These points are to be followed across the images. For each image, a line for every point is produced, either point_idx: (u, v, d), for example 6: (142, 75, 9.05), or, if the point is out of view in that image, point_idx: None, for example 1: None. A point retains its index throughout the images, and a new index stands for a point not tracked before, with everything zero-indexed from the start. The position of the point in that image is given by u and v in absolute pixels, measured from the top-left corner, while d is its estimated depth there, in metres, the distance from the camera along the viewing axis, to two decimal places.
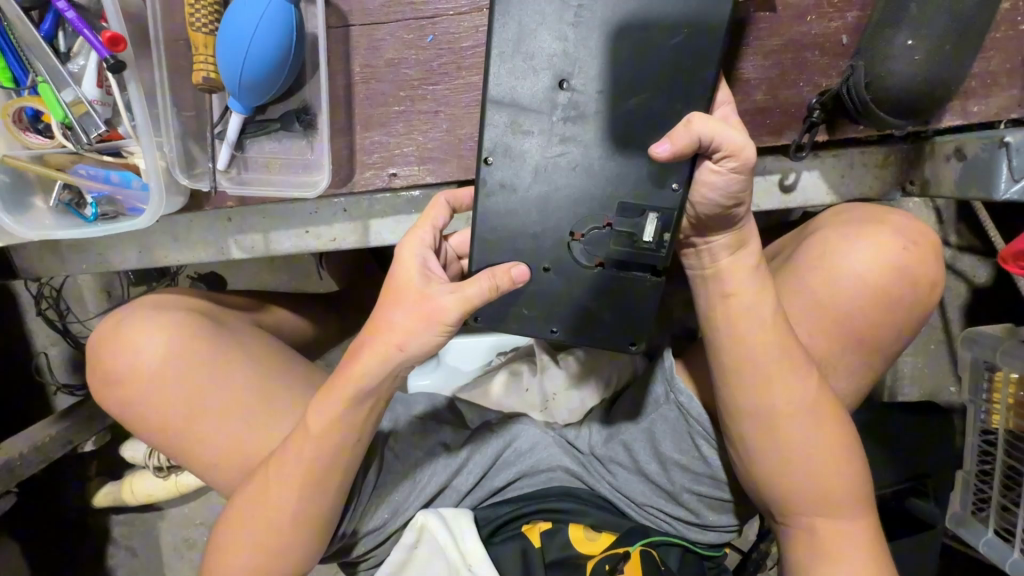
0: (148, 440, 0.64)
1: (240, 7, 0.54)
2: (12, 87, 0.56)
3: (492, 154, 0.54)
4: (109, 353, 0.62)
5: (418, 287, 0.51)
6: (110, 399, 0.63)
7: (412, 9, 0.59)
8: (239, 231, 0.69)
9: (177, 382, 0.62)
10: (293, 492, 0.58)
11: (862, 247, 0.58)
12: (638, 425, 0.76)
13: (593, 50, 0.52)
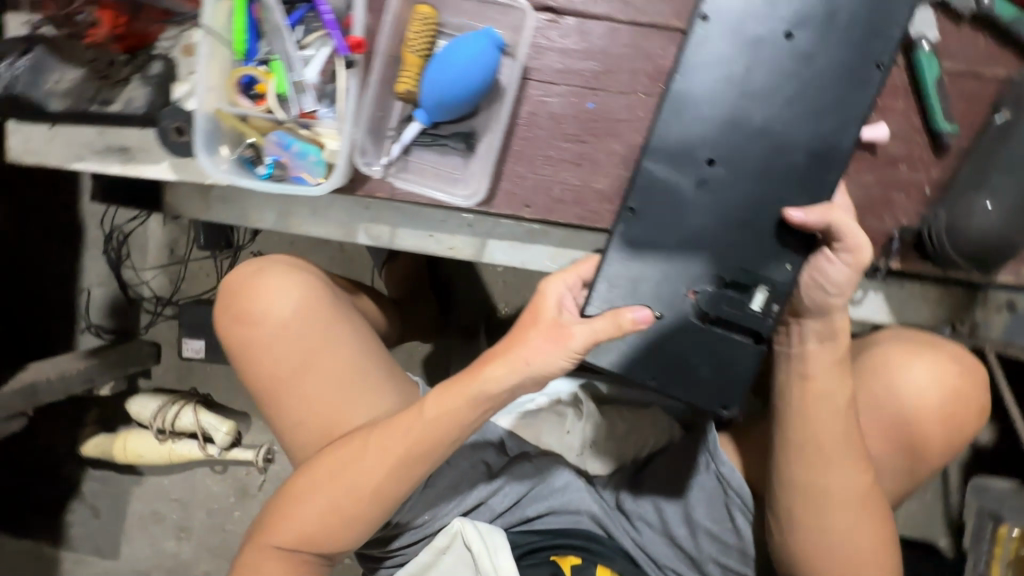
0: (250, 383, 0.69)
1: (459, 46, 0.64)
2: (242, 58, 0.66)
3: (639, 199, 0.64)
4: (250, 294, 0.68)
5: (553, 316, 0.60)
6: (234, 334, 0.68)
7: (582, 78, 0.70)
8: (371, 219, 0.77)
9: (298, 340, 0.67)
10: (383, 465, 0.63)
11: (928, 365, 0.65)
12: (672, 489, 0.82)
13: (743, 137, 0.63)
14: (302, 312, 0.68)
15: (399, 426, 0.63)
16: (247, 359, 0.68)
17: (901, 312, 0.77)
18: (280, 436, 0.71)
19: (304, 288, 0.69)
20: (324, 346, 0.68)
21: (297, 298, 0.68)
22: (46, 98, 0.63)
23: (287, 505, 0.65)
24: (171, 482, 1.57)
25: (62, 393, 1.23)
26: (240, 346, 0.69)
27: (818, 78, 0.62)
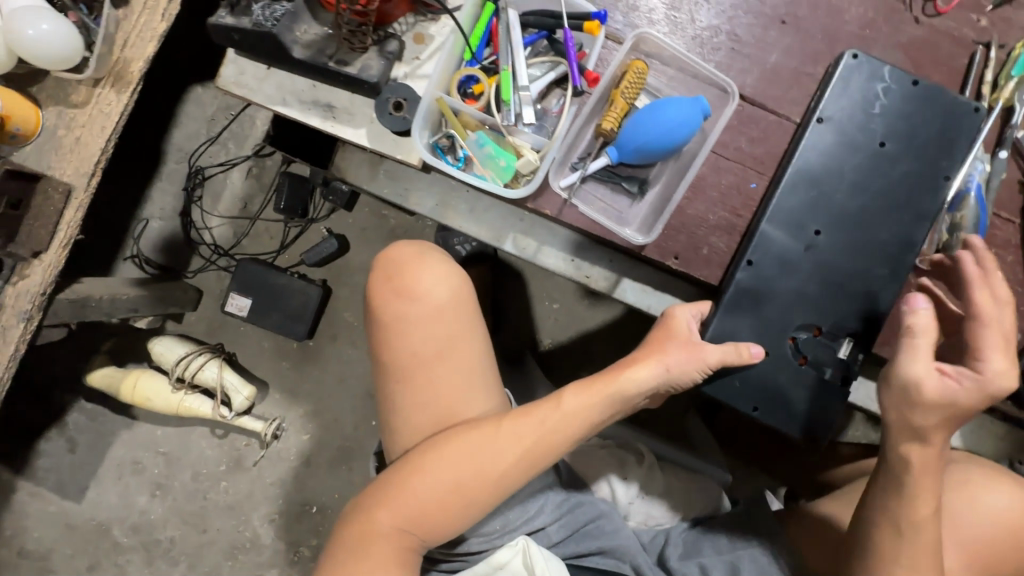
0: (390, 350, 0.73)
1: (671, 103, 0.70)
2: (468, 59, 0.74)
3: (754, 257, 0.74)
4: (412, 270, 0.74)
5: (686, 337, 0.69)
6: (387, 303, 0.73)
7: (752, 160, 0.78)
8: (522, 232, 0.82)
9: (449, 318, 0.73)
10: (512, 450, 0.66)
11: (997, 494, 0.72)
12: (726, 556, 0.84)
13: (839, 216, 0.75)
14: (455, 295, 0.74)
15: (533, 417, 0.67)
16: (393, 329, 0.73)
17: (967, 438, 0.84)
18: (397, 410, 0.74)
19: (459, 273, 0.76)
20: (467, 330, 0.73)
21: (454, 282, 0.75)
22: (292, 43, 0.67)
23: (407, 473, 0.67)
24: (163, 435, 1.49)
25: (106, 315, 1.18)
26: (388, 316, 0.73)
27: (902, 178, 0.74)
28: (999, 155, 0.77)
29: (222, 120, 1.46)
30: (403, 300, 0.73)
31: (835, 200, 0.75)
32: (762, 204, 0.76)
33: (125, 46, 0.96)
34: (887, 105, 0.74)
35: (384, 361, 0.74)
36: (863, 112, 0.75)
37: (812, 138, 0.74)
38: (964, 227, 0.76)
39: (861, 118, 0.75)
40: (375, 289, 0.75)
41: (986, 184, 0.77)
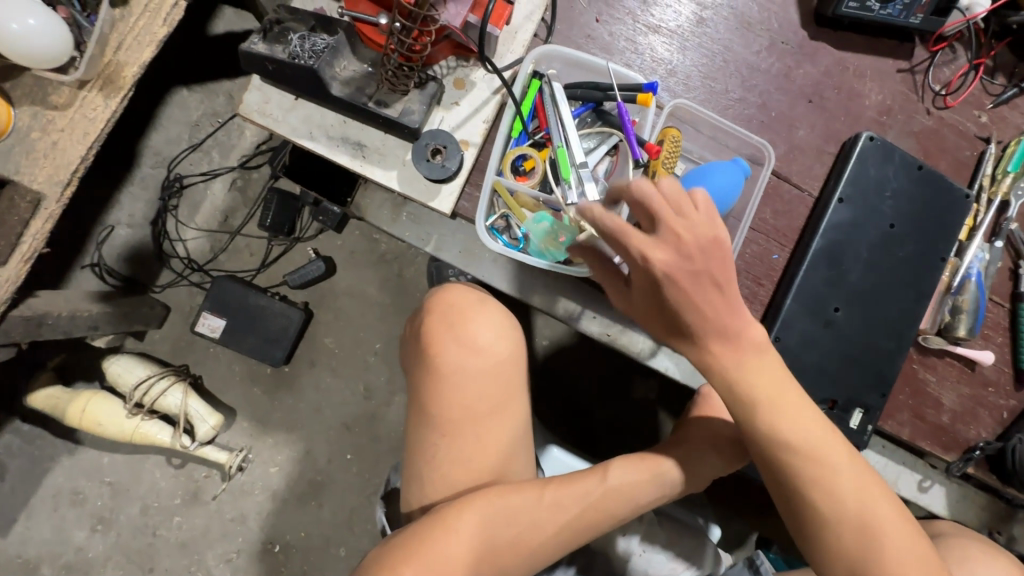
0: (443, 392, 0.74)
1: (713, 172, 0.71)
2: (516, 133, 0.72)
3: (778, 334, 0.77)
4: (473, 321, 0.76)
5: None
6: (446, 349, 0.75)
7: (774, 232, 0.80)
8: (545, 288, 0.80)
9: (505, 375, 0.76)
10: (555, 517, 0.69)
11: (996, 568, 0.74)
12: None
13: (856, 295, 0.78)
14: (513, 358, 0.77)
15: (578, 485, 0.72)
16: (449, 377, 0.75)
17: (954, 508, 0.89)
18: (433, 461, 0.73)
19: (517, 335, 0.79)
20: (521, 394, 0.77)
21: (512, 344, 0.77)
22: (330, 80, 0.64)
23: (442, 528, 0.63)
24: (110, 462, 1.36)
25: (63, 333, 1.06)
26: (445, 362, 0.75)
27: (909, 260, 0.78)
28: (996, 245, 0.82)
29: (208, 126, 1.38)
30: (463, 350, 0.75)
31: (851, 278, 0.78)
32: (784, 279, 0.79)
33: (119, 48, 0.82)
34: (897, 189, 0.78)
35: (433, 402, 0.75)
36: (876, 194, 0.78)
37: (831, 217, 0.77)
38: (965, 310, 0.80)
39: (874, 200, 0.78)
40: (433, 332, 0.76)
41: (985, 271, 0.82)
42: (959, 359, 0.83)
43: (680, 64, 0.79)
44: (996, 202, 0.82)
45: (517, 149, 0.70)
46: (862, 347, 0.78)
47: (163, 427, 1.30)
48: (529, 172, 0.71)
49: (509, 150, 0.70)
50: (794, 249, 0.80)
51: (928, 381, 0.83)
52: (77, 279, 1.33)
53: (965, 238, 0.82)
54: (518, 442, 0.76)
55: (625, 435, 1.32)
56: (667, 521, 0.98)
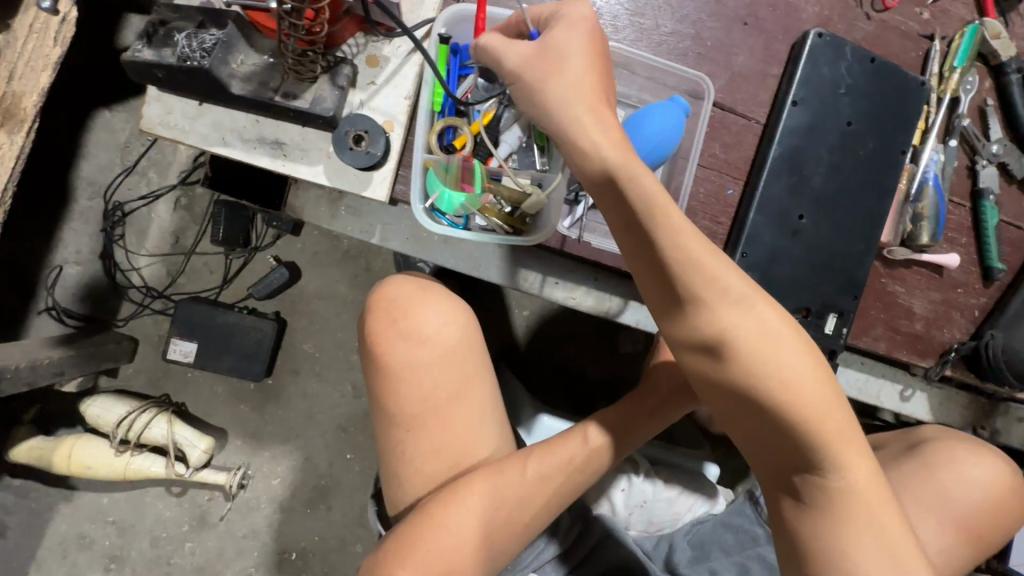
0: (399, 393, 0.72)
1: (652, 113, 0.67)
2: (438, 110, 0.67)
3: (746, 249, 0.75)
4: (417, 314, 0.74)
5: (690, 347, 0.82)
6: (395, 346, 0.73)
7: (725, 167, 0.78)
8: (503, 258, 0.77)
9: (463, 361, 0.74)
10: (542, 487, 0.70)
11: (981, 468, 0.75)
12: (734, 556, 0.91)
13: (810, 203, 0.76)
14: (465, 341, 0.75)
15: (557, 451, 0.73)
16: (404, 374, 0.73)
17: (937, 411, 0.89)
18: (404, 459, 0.73)
19: (466, 315, 0.77)
20: (482, 377, 0.76)
21: (462, 328, 0.75)
22: (228, 78, 0.60)
23: (429, 524, 0.64)
24: (111, 502, 1.34)
25: (26, 385, 1.03)
26: (395, 363, 0.73)
27: (863, 163, 0.77)
28: (950, 145, 0.81)
29: (138, 147, 1.31)
30: (413, 345, 0.73)
31: (812, 184, 0.76)
32: (748, 188, 0.77)
33: (10, 77, 0.68)
34: (852, 84, 0.75)
35: (391, 403, 0.73)
36: (830, 92, 0.75)
37: (787, 121, 0.75)
38: (926, 217, 0.80)
39: (829, 99, 0.75)
40: (379, 332, 0.74)
41: (941, 174, 0.82)
42: (924, 267, 0.83)
43: (604, 4, 0.75)
44: (946, 100, 0.80)
45: (444, 123, 0.66)
46: (829, 270, 0.77)
47: (153, 460, 1.28)
48: (454, 148, 0.68)
49: (436, 125, 0.66)
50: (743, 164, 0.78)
51: (898, 293, 0.83)
52: (36, 326, 1.29)
53: (919, 142, 0.81)
54: (490, 421, 0.75)
55: (618, 390, 1.32)
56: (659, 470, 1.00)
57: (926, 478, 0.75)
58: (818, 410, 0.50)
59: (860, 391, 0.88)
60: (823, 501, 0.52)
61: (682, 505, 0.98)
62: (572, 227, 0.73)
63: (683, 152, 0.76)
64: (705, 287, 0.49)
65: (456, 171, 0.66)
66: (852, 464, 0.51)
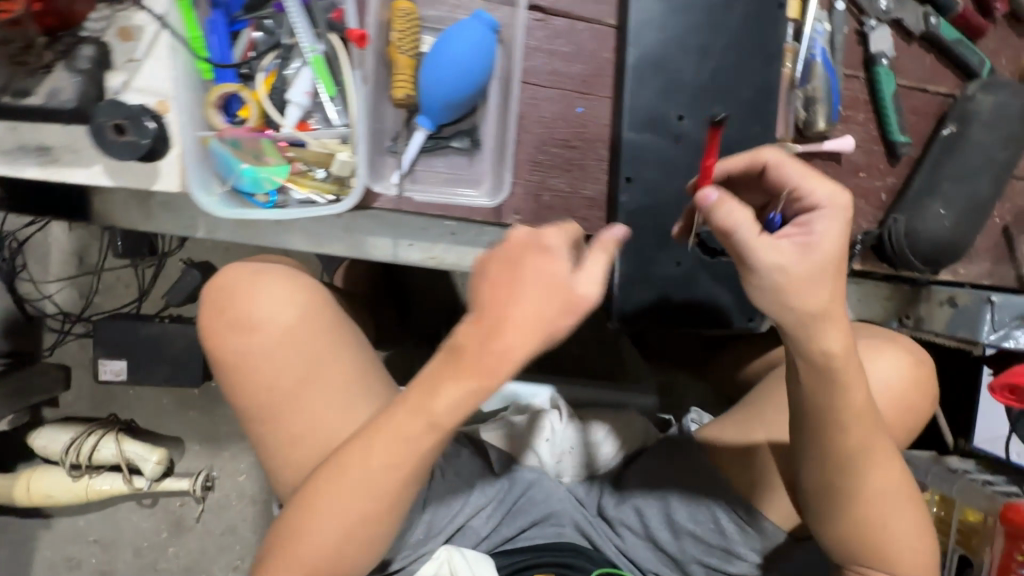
0: (244, 388, 0.64)
1: (450, 38, 0.60)
2: (210, 80, 0.61)
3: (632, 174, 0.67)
4: (244, 297, 0.64)
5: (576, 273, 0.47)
6: (225, 340, 0.64)
7: (571, 81, 0.68)
8: (348, 228, 0.70)
9: (306, 341, 0.65)
10: (392, 474, 0.54)
11: (884, 365, 0.70)
12: (653, 495, 0.83)
13: (673, 107, 0.67)
14: (305, 314, 0.65)
15: (402, 434, 0.53)
16: (242, 368, 0.64)
17: (856, 307, 0.83)
18: (275, 454, 0.65)
19: (307, 290, 0.67)
20: (331, 349, 0.66)
21: (300, 300, 0.66)
22: None
23: (291, 531, 0.57)
24: (88, 522, 1.38)
25: None
26: (230, 358, 0.64)
27: (727, 50, 0.67)
28: (836, 10, 0.71)
29: None
30: (243, 333, 0.63)
31: (686, 80, 0.67)
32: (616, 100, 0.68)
33: None
34: None
35: (240, 402, 0.65)
36: None
37: (637, 16, 0.66)
38: (818, 99, 0.70)
39: None
40: (209, 327, 0.65)
41: (830, 46, 0.72)
42: (820, 157, 0.74)
43: None
44: None
45: (219, 89, 0.59)
46: None
47: (108, 479, 1.28)
48: (244, 120, 0.61)
49: (213, 90, 0.60)
50: (592, 75, 0.68)
51: None
52: None
53: (799, 14, 0.70)
54: (352, 398, 0.66)
55: None
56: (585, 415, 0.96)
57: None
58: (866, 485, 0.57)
59: None
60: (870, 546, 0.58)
61: (605, 447, 0.94)
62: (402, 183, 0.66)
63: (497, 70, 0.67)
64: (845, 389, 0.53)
65: (253, 146, 0.60)
66: (889, 519, 0.58)
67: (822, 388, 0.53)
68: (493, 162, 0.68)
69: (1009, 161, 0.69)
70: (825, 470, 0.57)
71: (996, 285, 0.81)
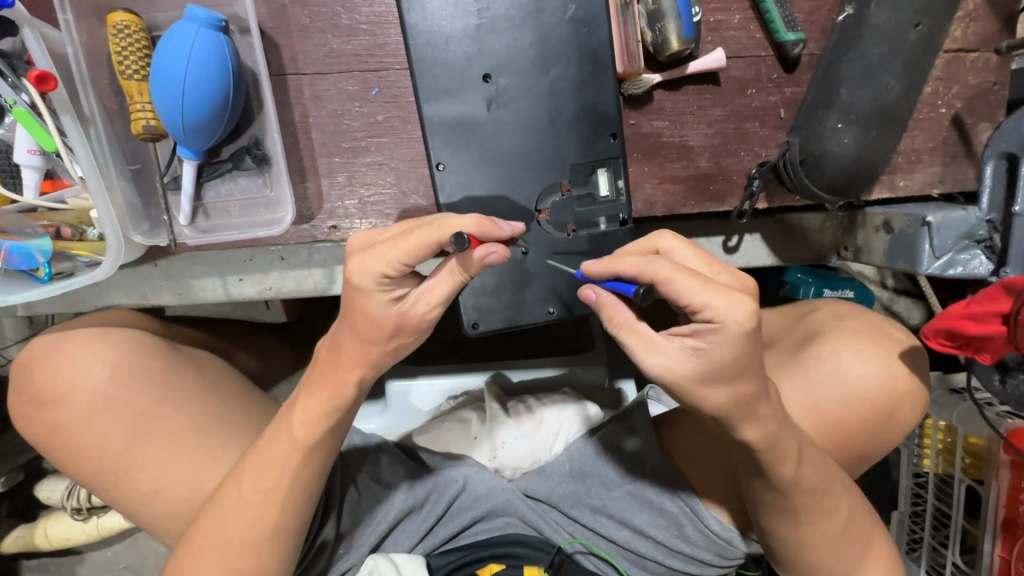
0: (73, 468, 0.55)
1: (168, 46, 0.50)
2: None
3: (443, 160, 0.56)
4: (44, 368, 0.55)
5: (391, 307, 0.43)
6: (37, 423, 0.55)
7: (356, 60, 0.57)
8: (166, 277, 0.64)
9: (125, 400, 0.54)
10: (270, 505, 0.50)
11: (867, 362, 0.62)
12: (614, 492, 0.75)
13: (477, 65, 0.55)
14: (120, 372, 0.55)
15: (272, 461, 0.50)
16: (64, 446, 0.54)
17: (780, 250, 0.70)
18: (141, 519, 0.57)
19: (120, 337, 0.57)
20: (163, 397, 0.56)
21: (111, 358, 0.55)
22: None
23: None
24: (116, 552, 1.29)
25: None
26: (46, 436, 0.55)
27: None
28: None
29: None
30: (48, 410, 0.54)
31: (486, 28, 0.54)
32: (409, 74, 0.57)
33: None
34: None
35: (82, 482, 0.56)
36: None
37: None
38: (664, 13, 0.55)
39: None
40: (19, 414, 0.55)
41: None
42: (690, 82, 0.60)
43: None
44: None
45: None
46: (541, 142, 0.56)
47: (104, 517, 1.19)
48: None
49: None
50: (379, 47, 0.57)
51: (661, 132, 0.61)
52: None
53: None
54: (202, 449, 0.56)
55: None
56: (517, 403, 0.84)
57: (802, 390, 0.62)
58: (817, 529, 0.58)
59: None
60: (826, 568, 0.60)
61: (544, 435, 0.80)
62: (190, 224, 0.57)
63: (255, 66, 0.56)
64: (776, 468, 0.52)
65: (11, 222, 0.55)
66: (847, 546, 0.59)
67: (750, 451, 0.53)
68: (285, 178, 0.57)
69: (926, 38, 0.53)
70: (785, 523, 0.57)
71: (953, 191, 0.65)
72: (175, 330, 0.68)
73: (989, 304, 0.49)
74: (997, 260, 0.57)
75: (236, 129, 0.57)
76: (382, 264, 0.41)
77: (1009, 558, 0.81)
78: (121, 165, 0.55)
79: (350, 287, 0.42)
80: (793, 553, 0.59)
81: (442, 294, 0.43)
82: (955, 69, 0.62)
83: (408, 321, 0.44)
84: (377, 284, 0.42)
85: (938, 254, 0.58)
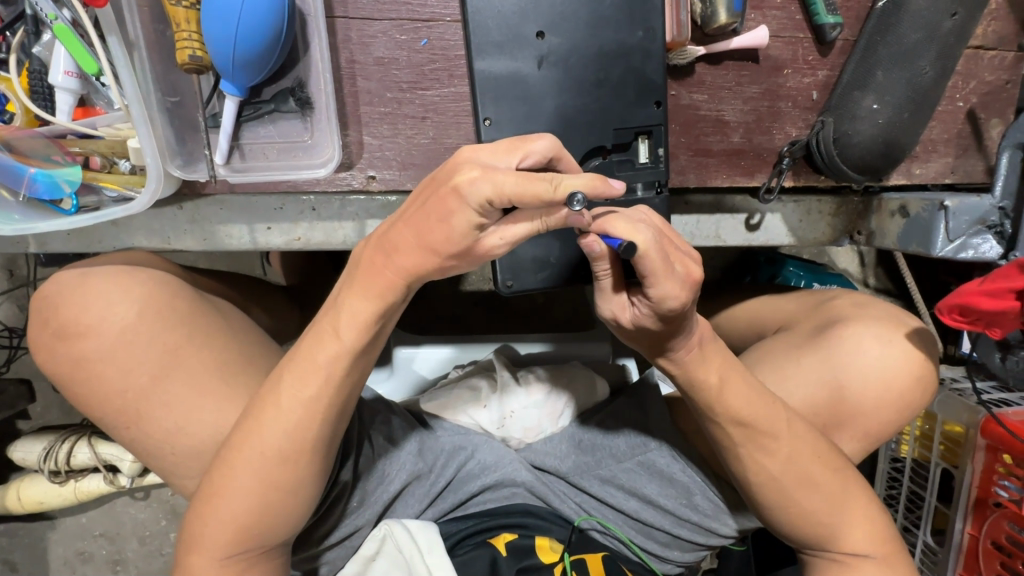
0: (92, 403, 0.53)
1: None
2: None
3: (490, 115, 0.56)
4: (70, 300, 0.53)
5: (469, 233, 0.41)
6: (59, 357, 0.53)
7: (407, 9, 0.56)
8: (189, 222, 0.61)
9: (152, 338, 0.53)
10: (312, 414, 0.50)
11: (881, 348, 0.65)
12: (625, 464, 0.77)
13: (532, 21, 0.55)
14: (149, 306, 0.53)
15: (311, 369, 0.49)
16: (84, 383, 0.53)
17: (801, 230, 0.71)
18: (158, 456, 0.55)
19: (147, 276, 0.56)
20: (192, 337, 0.55)
21: (139, 294, 0.54)
22: None
23: (204, 500, 0.51)
24: (90, 518, 1.22)
25: None
26: (68, 369, 0.53)
27: None
28: None
29: None
30: (70, 340, 0.52)
31: None
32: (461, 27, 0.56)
33: None
34: None
35: (101, 420, 0.55)
36: None
37: None
38: None
39: None
40: (39, 346, 0.54)
41: None
42: (731, 57, 0.62)
43: None
44: None
45: None
46: (587, 104, 0.57)
47: (81, 481, 1.11)
48: (12, 115, 0.53)
49: None
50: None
51: (699, 105, 0.63)
52: None
53: None
54: (230, 386, 0.55)
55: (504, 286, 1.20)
56: (529, 371, 0.85)
57: (822, 368, 0.66)
58: (817, 501, 0.61)
59: (703, 232, 0.70)
60: (828, 539, 0.63)
61: (553, 406, 0.81)
62: (225, 164, 0.56)
63: (304, 5, 0.55)
64: (771, 431, 0.59)
65: (40, 148, 0.53)
66: (852, 516, 0.62)
67: (762, 415, 0.58)
68: (329, 123, 0.57)
69: (958, 28, 0.56)
70: (792, 492, 0.61)
71: (962, 182, 0.69)
72: (193, 276, 0.67)
73: (1006, 280, 0.52)
74: (1006, 245, 0.62)
75: (279, 70, 0.56)
76: (493, 189, 0.38)
77: (978, 535, 0.86)
78: (160, 97, 0.53)
79: (450, 195, 0.39)
80: (799, 522, 0.62)
81: (516, 237, 0.42)
82: (974, 66, 0.66)
83: (477, 250, 0.42)
84: (478, 205, 0.39)
85: (952, 237, 0.62)
